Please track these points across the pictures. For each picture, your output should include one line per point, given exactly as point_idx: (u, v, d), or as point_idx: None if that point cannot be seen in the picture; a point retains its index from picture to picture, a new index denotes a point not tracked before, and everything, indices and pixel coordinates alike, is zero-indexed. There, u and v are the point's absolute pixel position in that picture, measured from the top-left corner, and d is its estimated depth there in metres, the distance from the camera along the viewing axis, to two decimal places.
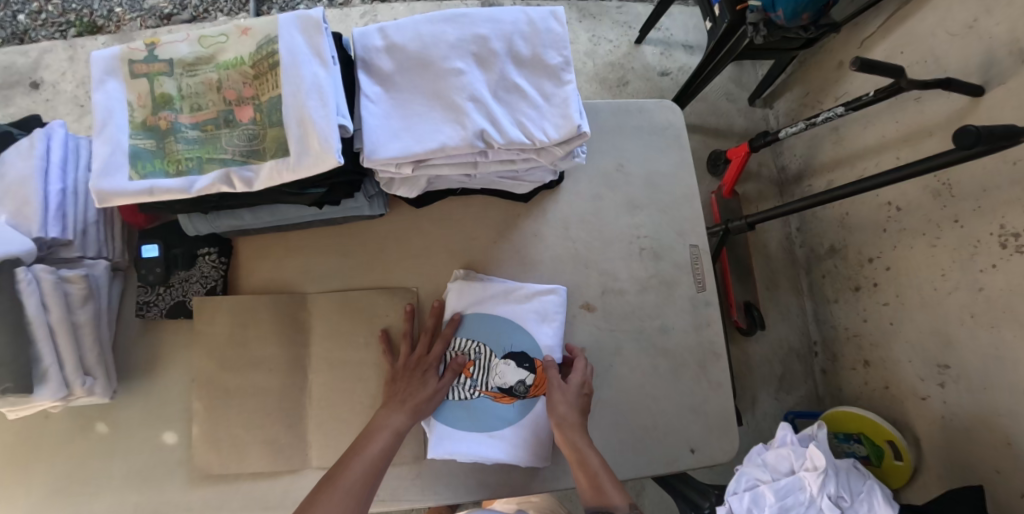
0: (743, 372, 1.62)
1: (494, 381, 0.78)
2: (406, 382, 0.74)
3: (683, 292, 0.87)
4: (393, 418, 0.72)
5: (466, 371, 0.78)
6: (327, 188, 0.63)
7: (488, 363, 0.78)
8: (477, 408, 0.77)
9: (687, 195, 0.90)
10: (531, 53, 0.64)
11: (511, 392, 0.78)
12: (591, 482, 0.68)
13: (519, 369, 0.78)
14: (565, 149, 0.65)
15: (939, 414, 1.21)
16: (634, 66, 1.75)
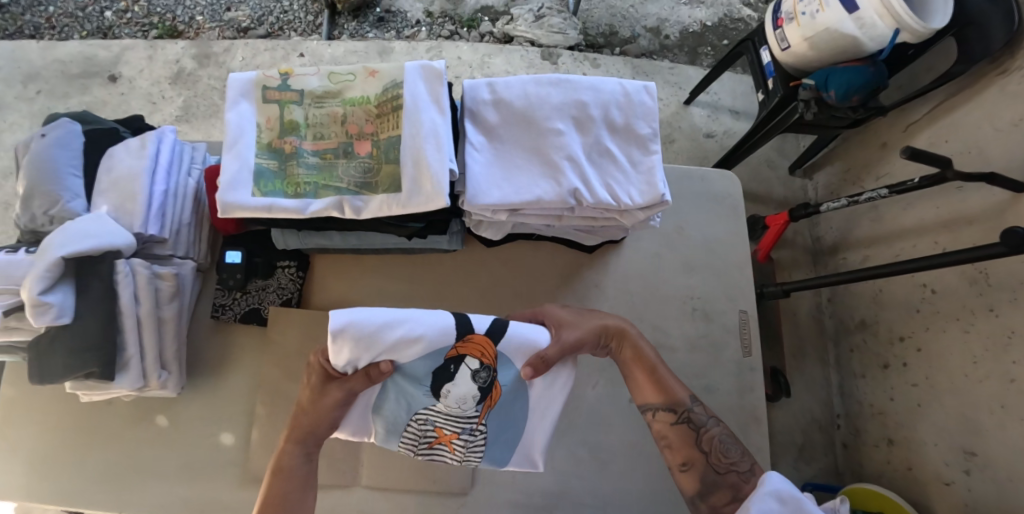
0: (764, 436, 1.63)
1: (465, 413, 0.68)
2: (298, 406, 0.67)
3: (730, 355, 0.91)
4: (292, 464, 0.66)
5: (448, 432, 0.70)
6: (425, 224, 0.67)
7: (443, 411, 0.69)
8: (494, 434, 0.70)
9: (741, 262, 0.94)
10: (624, 122, 0.70)
11: (483, 395, 0.68)
12: (658, 379, 0.70)
13: (455, 382, 0.67)
14: (646, 214, 0.70)
15: (963, 500, 1.21)
16: (681, 126, 1.82)
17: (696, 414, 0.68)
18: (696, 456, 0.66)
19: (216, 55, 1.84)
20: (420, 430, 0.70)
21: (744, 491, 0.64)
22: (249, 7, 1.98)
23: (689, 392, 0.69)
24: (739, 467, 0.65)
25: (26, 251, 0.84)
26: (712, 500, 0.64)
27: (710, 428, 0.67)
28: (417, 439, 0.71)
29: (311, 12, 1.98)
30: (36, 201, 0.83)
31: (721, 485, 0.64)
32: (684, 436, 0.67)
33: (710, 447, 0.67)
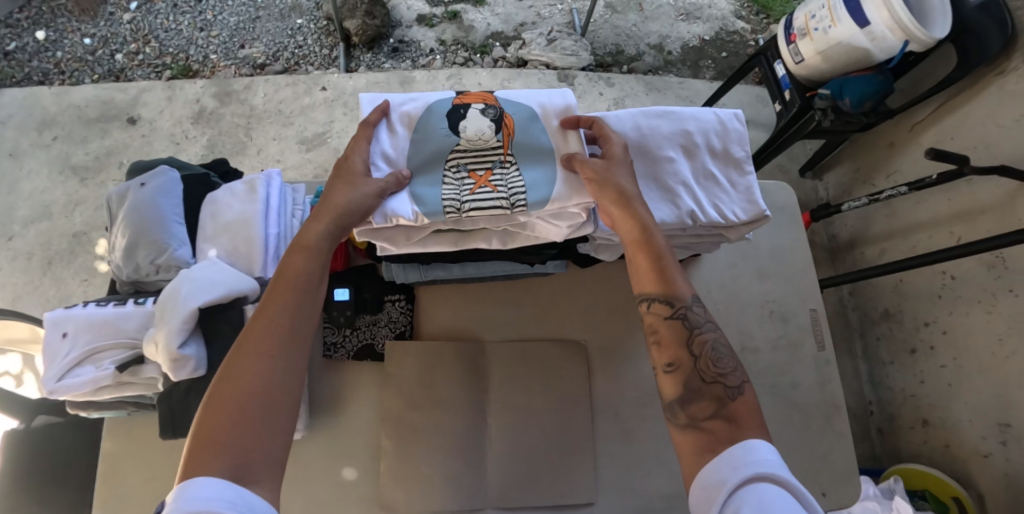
0: None
1: (489, 140, 0.74)
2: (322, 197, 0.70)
3: (807, 352, 0.96)
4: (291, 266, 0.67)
5: (485, 175, 0.71)
6: (555, 250, 0.81)
7: (474, 148, 0.73)
8: (526, 175, 0.71)
9: (806, 264, 1.00)
10: (723, 147, 0.77)
11: (498, 123, 0.75)
12: (661, 272, 0.69)
13: (470, 119, 0.75)
14: (748, 229, 0.76)
15: (1003, 471, 1.30)
16: None
17: (695, 317, 0.68)
18: (685, 359, 0.66)
19: (236, 92, 1.85)
20: (456, 178, 0.72)
21: (727, 407, 0.63)
22: (262, 43, 1.99)
23: (694, 295, 0.70)
24: (728, 382, 0.65)
25: (134, 302, 0.84)
26: (694, 410, 0.64)
27: (707, 334, 0.68)
28: (455, 189, 0.71)
29: (326, 45, 2.00)
30: (142, 251, 0.84)
31: (705, 396, 0.64)
32: (678, 334, 0.67)
33: (700, 352, 0.67)
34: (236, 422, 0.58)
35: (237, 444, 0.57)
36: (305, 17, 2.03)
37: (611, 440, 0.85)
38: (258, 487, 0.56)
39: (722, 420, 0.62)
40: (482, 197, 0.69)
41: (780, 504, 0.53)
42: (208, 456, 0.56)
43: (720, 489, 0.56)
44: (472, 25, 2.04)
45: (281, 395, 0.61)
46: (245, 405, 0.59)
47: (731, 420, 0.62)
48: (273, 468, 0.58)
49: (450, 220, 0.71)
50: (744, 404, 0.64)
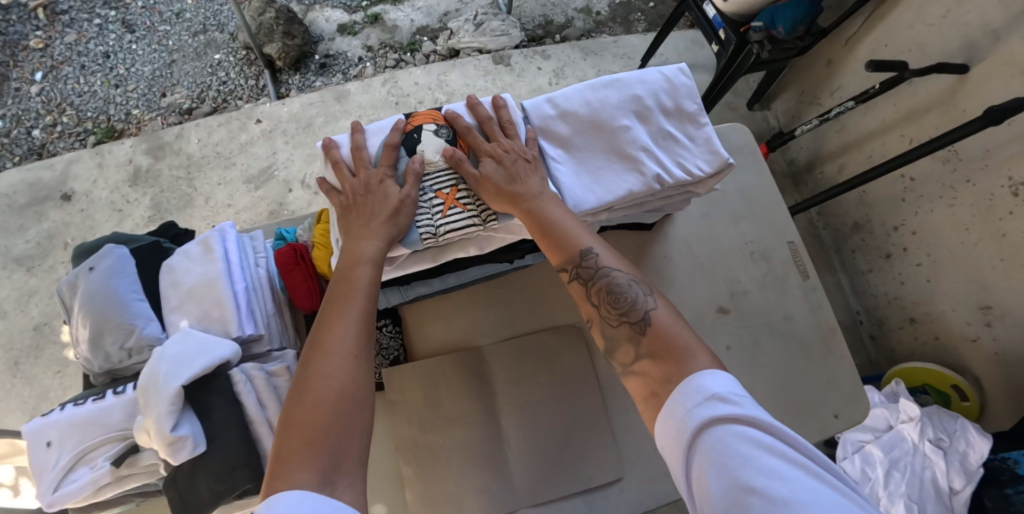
0: None
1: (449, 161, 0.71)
2: (368, 202, 0.68)
3: (794, 283, 0.97)
4: (361, 276, 0.64)
5: (451, 194, 0.69)
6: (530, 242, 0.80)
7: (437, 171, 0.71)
8: None
9: (775, 199, 1.01)
10: (674, 104, 0.76)
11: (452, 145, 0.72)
12: (551, 241, 0.66)
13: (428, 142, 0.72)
14: (716, 180, 0.76)
15: (992, 351, 1.37)
16: None
17: (587, 269, 0.67)
18: (591, 311, 0.68)
19: (169, 144, 1.77)
20: (423, 201, 0.69)
21: (642, 346, 0.64)
22: (184, 87, 1.91)
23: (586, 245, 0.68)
24: (632, 318, 0.65)
25: (113, 393, 0.81)
26: (620, 357, 0.65)
27: (602, 279, 0.67)
28: (425, 215, 0.69)
29: (251, 75, 1.92)
30: (108, 338, 0.80)
31: (620, 341, 0.65)
32: (579, 293, 0.68)
33: (600, 301, 0.67)
34: (329, 426, 0.57)
35: (331, 446, 0.56)
36: (222, 51, 1.94)
37: (625, 413, 0.86)
38: (348, 487, 0.54)
39: (644, 360, 0.63)
40: (455, 218, 0.68)
41: (743, 441, 0.53)
42: (297, 461, 0.54)
43: (680, 443, 0.57)
44: (395, 24, 1.98)
45: (366, 396, 0.60)
46: (339, 409, 0.57)
47: (656, 358, 0.62)
48: (362, 468, 0.57)
49: (430, 244, 0.69)
50: (653, 336, 0.63)
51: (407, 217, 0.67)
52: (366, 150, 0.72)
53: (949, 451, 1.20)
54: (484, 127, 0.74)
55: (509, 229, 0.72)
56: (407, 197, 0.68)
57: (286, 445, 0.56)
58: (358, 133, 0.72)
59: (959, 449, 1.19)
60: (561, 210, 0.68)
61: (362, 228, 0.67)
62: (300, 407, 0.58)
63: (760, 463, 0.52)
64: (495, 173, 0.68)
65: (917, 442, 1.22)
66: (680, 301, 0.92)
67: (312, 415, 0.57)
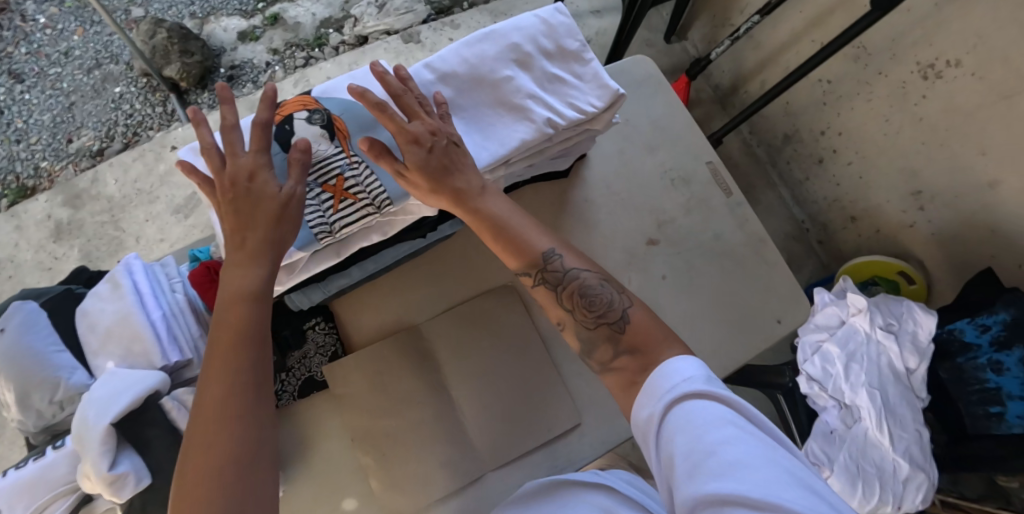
0: None
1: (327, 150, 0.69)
2: (249, 209, 0.64)
3: (719, 202, 0.97)
4: (240, 313, 0.61)
5: (336, 186, 0.68)
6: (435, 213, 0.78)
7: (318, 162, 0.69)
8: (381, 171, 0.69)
9: (686, 124, 1.01)
10: (555, 46, 0.75)
11: (329, 130, 0.70)
12: (512, 246, 0.68)
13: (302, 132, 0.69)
14: (611, 113, 0.75)
15: (929, 233, 1.44)
16: None
17: (553, 274, 0.67)
18: (565, 316, 0.68)
19: (86, 190, 1.70)
20: (312, 197, 0.68)
21: (620, 341, 0.64)
22: (90, 127, 1.82)
23: (548, 248, 0.68)
24: (610, 318, 0.65)
25: (53, 447, 0.78)
26: (600, 356, 0.65)
27: (572, 281, 0.66)
28: (315, 211, 0.68)
29: (157, 102, 1.84)
30: (36, 395, 0.77)
31: (599, 340, 0.65)
32: (547, 298, 0.67)
33: (574, 304, 0.67)
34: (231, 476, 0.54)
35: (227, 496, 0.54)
36: (122, 83, 1.86)
37: (574, 360, 0.86)
38: None
39: (626, 357, 0.63)
40: (348, 211, 0.67)
41: (706, 414, 0.54)
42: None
43: (650, 424, 0.57)
44: (296, 21, 1.90)
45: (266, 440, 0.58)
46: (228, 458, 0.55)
47: (635, 353, 0.63)
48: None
49: (329, 240, 0.69)
50: (635, 331, 0.64)
51: (291, 221, 0.65)
52: (236, 128, 0.68)
53: (900, 333, 1.25)
54: (400, 101, 0.67)
55: (405, 208, 0.71)
56: (291, 197, 0.65)
57: (181, 498, 0.53)
58: (225, 104, 0.67)
59: (909, 332, 1.25)
60: (501, 209, 0.68)
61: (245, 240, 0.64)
62: (194, 454, 0.55)
63: (721, 435, 0.52)
64: (424, 162, 0.65)
65: (869, 331, 1.25)
66: (609, 240, 0.91)
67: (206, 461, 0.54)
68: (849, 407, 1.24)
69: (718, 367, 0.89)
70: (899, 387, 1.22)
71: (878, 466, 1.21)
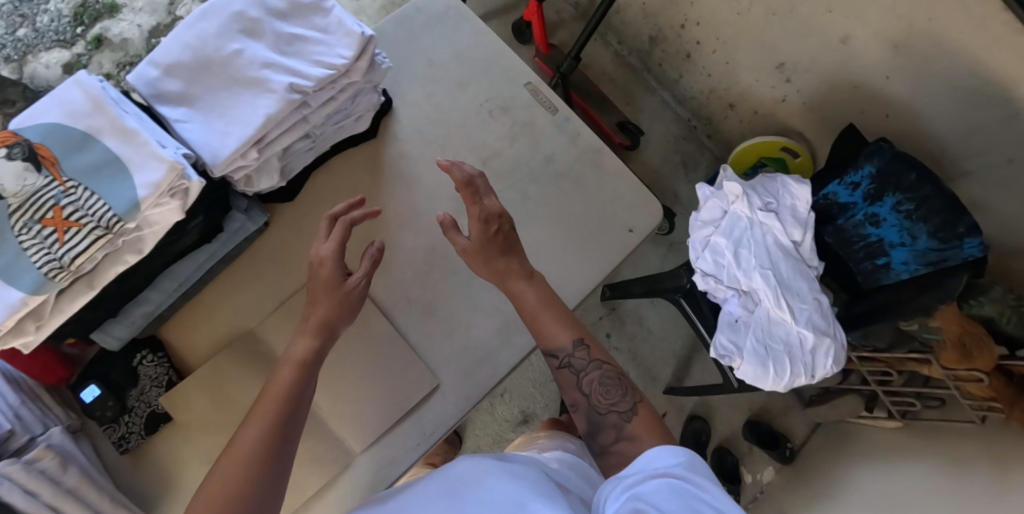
0: (654, 177, 1.67)
1: (37, 181, 0.61)
2: (331, 298, 0.76)
3: (545, 123, 0.92)
4: (282, 375, 0.71)
5: (55, 218, 0.60)
6: (206, 213, 0.72)
7: (31, 197, 0.60)
8: (106, 189, 0.61)
9: (496, 49, 0.94)
10: (287, 4, 0.69)
11: (32, 159, 0.61)
12: (541, 328, 0.78)
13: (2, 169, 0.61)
14: (367, 58, 0.70)
15: (801, 103, 1.43)
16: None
17: (579, 358, 0.78)
18: (581, 400, 0.77)
19: None
20: (32, 235, 0.60)
21: (625, 428, 0.72)
22: None
23: (574, 340, 0.78)
24: (620, 408, 0.74)
25: None
26: (601, 439, 0.74)
27: (593, 371, 0.77)
28: (38, 250, 0.59)
29: None
30: None
31: (606, 425, 0.74)
32: (568, 381, 0.78)
33: (592, 389, 0.77)
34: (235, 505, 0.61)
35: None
36: None
37: (422, 324, 0.84)
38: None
39: (625, 440, 0.71)
40: (74, 241, 0.59)
41: (654, 489, 0.58)
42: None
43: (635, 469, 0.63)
44: (123, 39, 1.75)
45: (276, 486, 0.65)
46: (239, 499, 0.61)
47: (634, 440, 0.71)
48: None
49: (66, 278, 0.61)
50: (639, 423, 0.73)
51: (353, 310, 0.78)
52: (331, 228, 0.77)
53: (779, 209, 1.24)
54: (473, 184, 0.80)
55: (146, 221, 0.64)
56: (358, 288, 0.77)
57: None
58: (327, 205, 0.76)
59: (788, 206, 1.24)
60: (540, 298, 0.79)
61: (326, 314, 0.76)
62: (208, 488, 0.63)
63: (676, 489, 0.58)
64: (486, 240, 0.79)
65: (750, 215, 1.24)
66: (434, 194, 0.87)
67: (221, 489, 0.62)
68: (749, 291, 1.24)
69: (574, 292, 0.86)
70: (789, 261, 1.23)
71: (784, 342, 1.22)
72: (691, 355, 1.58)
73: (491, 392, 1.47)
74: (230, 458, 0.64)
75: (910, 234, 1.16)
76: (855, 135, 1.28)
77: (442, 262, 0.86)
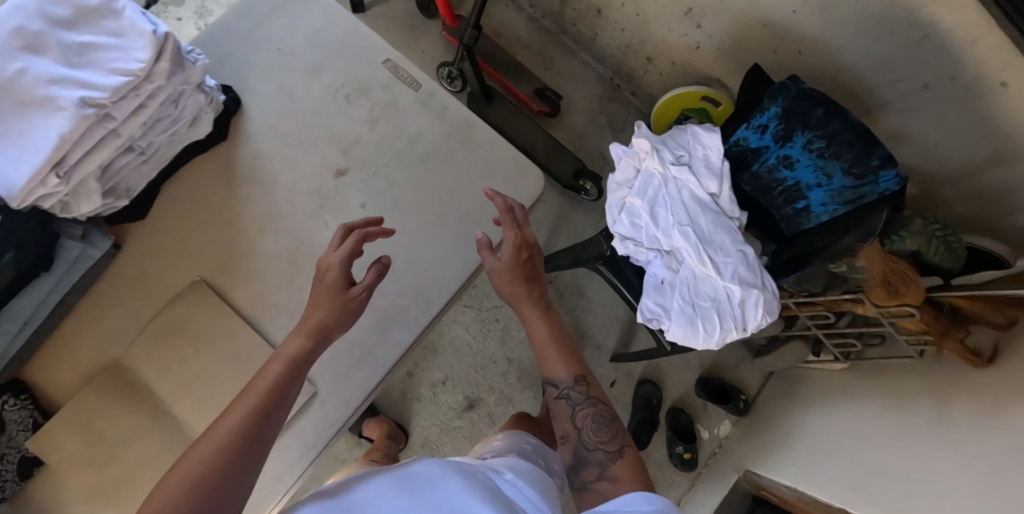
0: (580, 144, 1.61)
1: None
2: (334, 305, 0.82)
3: (405, 99, 1.00)
4: (272, 368, 0.76)
5: None
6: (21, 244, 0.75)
7: None
8: None
9: (349, 28, 1.02)
10: (73, 14, 0.75)
11: None
12: (549, 356, 0.89)
13: None
14: (167, 61, 0.76)
15: (714, 49, 1.38)
16: None
17: (577, 393, 0.89)
18: (572, 432, 0.88)
19: None
20: None
21: (609, 468, 0.82)
22: None
23: (574, 375, 0.89)
24: (608, 448, 0.84)
25: None
26: (584, 474, 0.84)
27: (590, 409, 0.88)
28: None
29: None
30: None
31: (590, 462, 0.84)
32: (563, 411, 0.90)
33: (583, 423, 0.88)
34: (214, 478, 0.63)
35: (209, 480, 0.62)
36: None
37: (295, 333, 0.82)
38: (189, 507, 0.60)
39: (606, 480, 0.81)
40: None
41: None
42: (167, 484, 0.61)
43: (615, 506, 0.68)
44: None
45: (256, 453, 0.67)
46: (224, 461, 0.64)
47: (613, 480, 0.80)
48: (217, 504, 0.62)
49: None
50: (622, 465, 0.82)
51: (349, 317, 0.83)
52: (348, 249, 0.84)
53: (693, 162, 1.19)
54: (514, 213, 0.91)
55: None
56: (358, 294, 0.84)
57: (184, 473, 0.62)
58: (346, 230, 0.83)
59: (700, 157, 1.19)
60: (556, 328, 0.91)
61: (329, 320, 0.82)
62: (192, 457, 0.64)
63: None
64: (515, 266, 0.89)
65: (663, 171, 1.19)
66: (292, 208, 0.95)
67: (200, 459, 0.63)
68: (672, 250, 1.21)
69: None
70: (709, 214, 1.18)
71: (712, 298, 1.18)
72: (634, 320, 1.57)
73: (432, 381, 1.44)
74: (223, 422, 0.68)
75: (825, 173, 1.11)
76: (760, 76, 1.21)
77: (308, 261, 0.93)
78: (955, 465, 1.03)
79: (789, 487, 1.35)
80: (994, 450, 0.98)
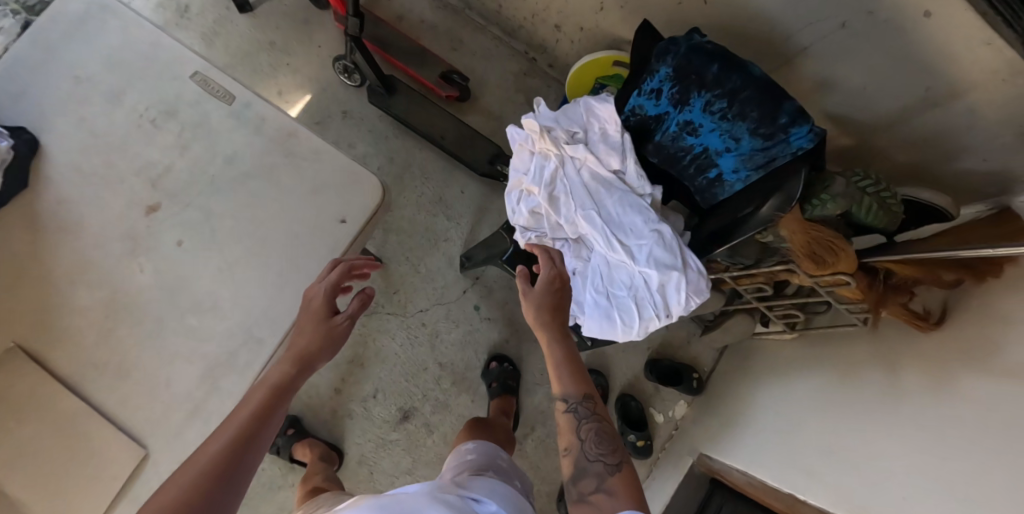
0: (497, 127, 1.51)
1: None
2: (322, 332, 0.85)
3: (218, 116, 0.96)
4: (255, 396, 0.76)
5: None
6: None
7: None
8: None
9: (154, 42, 0.97)
10: None
11: None
12: (559, 374, 0.93)
13: None
14: None
15: (620, 8, 1.26)
16: None
17: (584, 408, 0.90)
18: (573, 443, 0.89)
19: None
20: None
21: (606, 480, 0.82)
22: None
23: (581, 393, 0.91)
24: (610, 460, 0.85)
25: None
26: (582, 486, 0.84)
27: (593, 420, 0.89)
28: None
29: None
30: None
31: (588, 473, 0.85)
32: (566, 424, 0.91)
33: (585, 435, 0.89)
34: (196, 500, 0.63)
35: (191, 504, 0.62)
36: None
37: None
38: None
39: (603, 493, 0.81)
40: None
41: None
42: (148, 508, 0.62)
43: None
44: None
45: (244, 477, 0.69)
46: (206, 486, 0.64)
47: (610, 493, 0.81)
48: None
49: None
50: (619, 478, 0.82)
51: (337, 340, 0.86)
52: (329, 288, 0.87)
53: (590, 140, 1.08)
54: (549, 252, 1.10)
55: None
56: (343, 322, 0.87)
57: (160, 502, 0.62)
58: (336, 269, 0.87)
59: (597, 132, 1.08)
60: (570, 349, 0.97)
61: (315, 346, 0.84)
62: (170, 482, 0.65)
63: None
64: (547, 296, 1.01)
65: (559, 153, 1.07)
66: (110, 256, 0.90)
67: (186, 482, 0.64)
68: (580, 237, 1.11)
69: None
70: (616, 195, 1.08)
71: (627, 286, 1.09)
72: None
73: (362, 396, 1.36)
74: (206, 447, 0.69)
75: (733, 136, 0.99)
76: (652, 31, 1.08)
77: (126, 308, 0.89)
78: (901, 441, 0.98)
79: (740, 471, 1.29)
80: (938, 426, 0.92)
